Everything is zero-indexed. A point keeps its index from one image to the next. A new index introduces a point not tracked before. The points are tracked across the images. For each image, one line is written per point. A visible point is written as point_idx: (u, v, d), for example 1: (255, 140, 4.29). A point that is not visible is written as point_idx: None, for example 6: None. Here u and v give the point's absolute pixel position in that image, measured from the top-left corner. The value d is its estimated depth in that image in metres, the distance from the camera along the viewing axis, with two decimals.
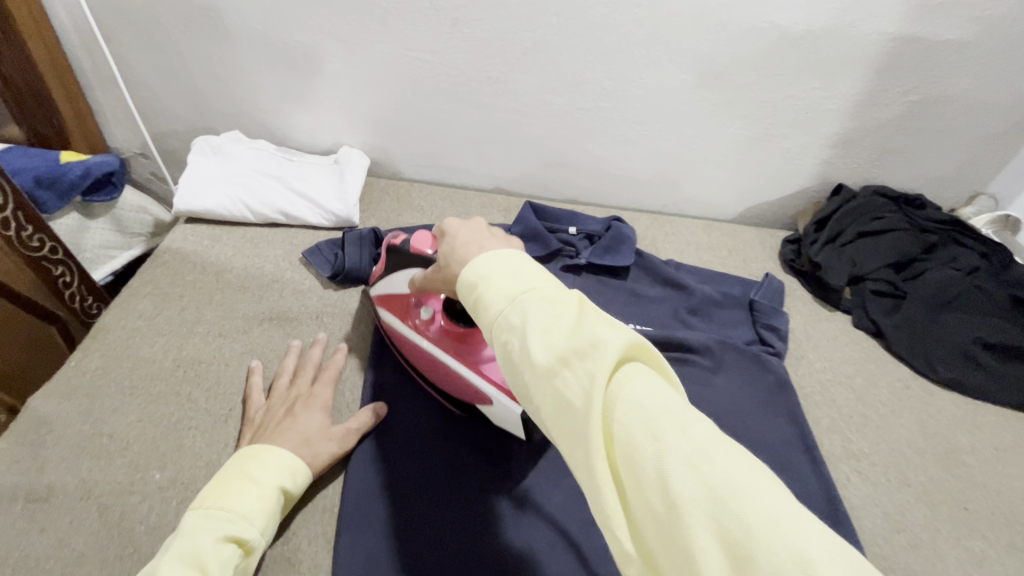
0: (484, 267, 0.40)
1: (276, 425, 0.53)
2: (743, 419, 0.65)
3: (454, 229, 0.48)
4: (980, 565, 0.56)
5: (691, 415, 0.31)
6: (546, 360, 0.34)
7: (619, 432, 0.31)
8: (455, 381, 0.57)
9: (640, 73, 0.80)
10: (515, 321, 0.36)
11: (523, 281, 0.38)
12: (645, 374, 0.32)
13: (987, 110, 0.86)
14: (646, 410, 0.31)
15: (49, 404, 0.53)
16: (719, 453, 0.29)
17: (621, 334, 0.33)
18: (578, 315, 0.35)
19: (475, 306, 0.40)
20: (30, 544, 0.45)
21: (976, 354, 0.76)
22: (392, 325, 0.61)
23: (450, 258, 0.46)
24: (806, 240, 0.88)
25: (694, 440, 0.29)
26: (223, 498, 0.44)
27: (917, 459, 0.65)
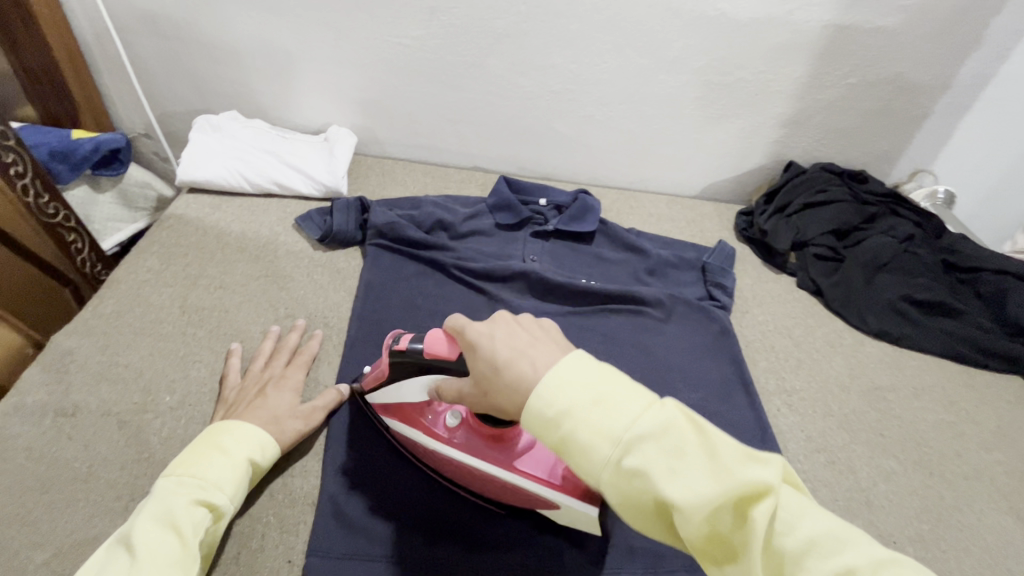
0: (558, 398, 0.38)
1: (248, 403, 0.55)
2: (688, 360, 0.74)
3: (486, 341, 0.44)
4: (888, 478, 0.65)
5: (845, 535, 0.34)
6: (703, 510, 0.35)
7: (795, 574, 0.33)
8: (508, 489, 0.53)
9: (602, 57, 0.88)
10: (638, 467, 0.36)
11: (627, 415, 0.37)
12: (798, 501, 0.36)
13: (919, 92, 0.95)
14: (814, 547, 0.34)
15: (71, 339, 0.60)
16: (891, 573, 0.32)
17: (769, 467, 0.35)
18: (713, 451, 0.36)
19: (561, 442, 0.38)
20: (59, 449, 0.52)
21: (903, 307, 0.84)
22: (410, 436, 0.55)
23: (497, 381, 0.42)
24: (756, 211, 0.97)
25: (872, 566, 0.33)
26: (195, 466, 0.46)
27: (842, 394, 0.73)
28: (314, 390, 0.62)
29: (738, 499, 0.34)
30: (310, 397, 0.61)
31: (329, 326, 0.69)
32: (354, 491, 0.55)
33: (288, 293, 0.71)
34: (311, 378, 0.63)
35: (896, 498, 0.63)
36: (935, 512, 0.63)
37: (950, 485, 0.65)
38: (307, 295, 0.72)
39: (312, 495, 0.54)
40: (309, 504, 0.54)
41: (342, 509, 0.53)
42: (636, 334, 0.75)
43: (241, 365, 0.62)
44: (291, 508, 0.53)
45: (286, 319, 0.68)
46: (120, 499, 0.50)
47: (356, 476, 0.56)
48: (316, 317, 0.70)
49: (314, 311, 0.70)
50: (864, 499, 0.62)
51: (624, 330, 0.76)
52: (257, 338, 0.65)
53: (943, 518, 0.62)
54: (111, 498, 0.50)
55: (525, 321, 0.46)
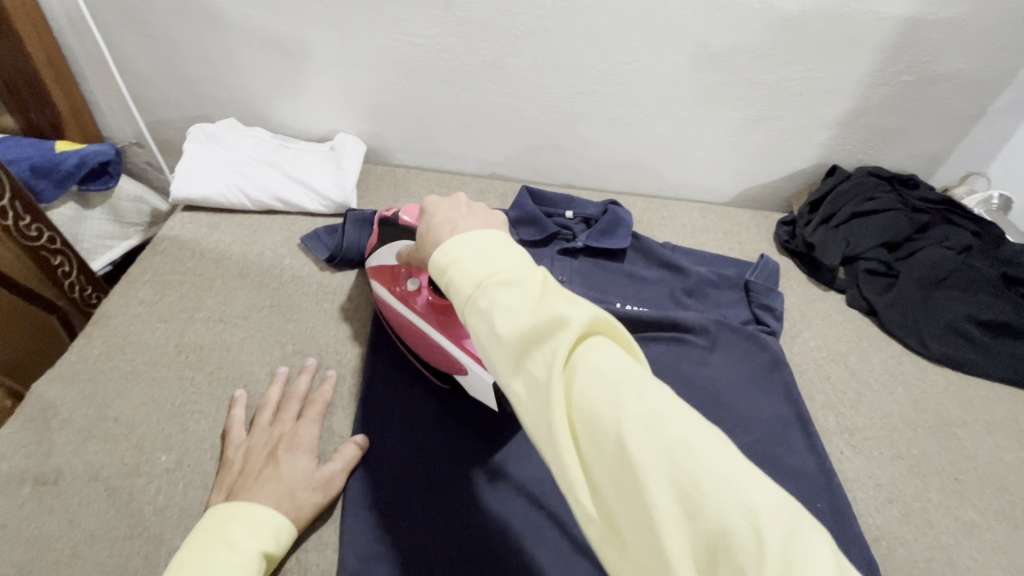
0: (454, 250, 0.41)
1: (257, 473, 0.48)
2: (739, 395, 0.66)
3: (431, 208, 0.48)
4: (970, 533, 0.58)
5: (647, 381, 0.33)
6: (513, 337, 0.35)
7: (580, 400, 0.32)
8: (434, 351, 0.57)
9: (635, 55, 0.80)
10: (482, 301, 0.37)
11: (488, 260, 0.39)
12: (606, 346, 0.34)
13: (979, 90, 0.86)
14: (606, 379, 0.32)
15: (54, 389, 0.54)
16: (672, 414, 0.31)
17: (583, 310, 0.35)
18: (544, 293, 0.36)
19: (445, 288, 0.41)
20: (40, 526, 0.45)
21: (968, 329, 0.77)
22: (382, 297, 0.62)
23: (428, 240, 0.46)
24: (800, 221, 0.89)
25: (650, 403, 0.31)
26: (199, 569, 0.39)
27: (909, 432, 0.66)
28: (328, 443, 0.55)
29: (546, 330, 0.34)
30: (325, 454, 0.54)
31: (342, 363, 0.62)
32: (377, 566, 0.48)
33: (296, 326, 0.64)
34: (325, 429, 0.56)
35: (981, 557, 0.56)
36: None
37: None
38: (316, 328, 0.64)
39: (330, 572, 0.48)
40: None
41: None
42: (680, 365, 0.68)
43: (245, 415, 0.55)
44: None
45: (294, 357, 0.61)
46: None
47: (378, 549, 0.49)
48: (327, 353, 0.63)
49: (325, 344, 0.63)
50: (947, 560, 0.56)
51: (667, 362, 0.68)
52: (263, 380, 0.59)
53: None
54: None
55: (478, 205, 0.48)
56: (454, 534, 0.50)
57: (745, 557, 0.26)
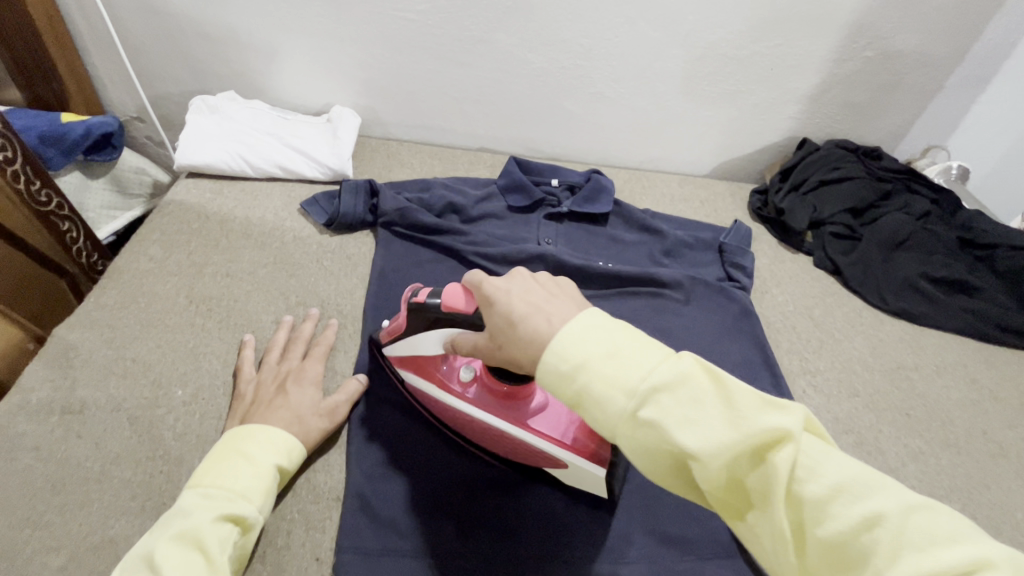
0: (581, 354, 0.37)
1: (269, 401, 0.52)
2: (711, 342, 0.72)
3: (503, 294, 0.42)
4: (916, 458, 0.64)
5: (882, 482, 0.32)
6: (722, 458, 0.34)
7: (822, 520, 0.32)
8: (516, 447, 0.52)
9: (615, 31, 0.84)
10: (651, 417, 0.35)
11: (635, 364, 0.36)
12: (826, 450, 0.34)
13: (936, 65, 0.93)
14: (844, 493, 0.32)
15: (73, 332, 0.58)
16: (928, 517, 0.30)
17: (790, 414, 0.34)
18: (730, 398, 0.35)
19: (577, 398, 0.37)
20: (68, 448, 0.49)
21: (923, 285, 0.83)
22: (424, 390, 0.55)
23: (511, 334, 0.41)
24: (771, 189, 0.95)
25: (904, 510, 0.31)
26: (221, 476, 0.44)
27: (865, 374, 0.72)
28: (332, 381, 0.60)
29: (759, 448, 0.33)
30: (328, 391, 0.59)
31: (343, 314, 0.67)
32: (380, 484, 0.53)
33: (298, 280, 0.69)
34: (329, 369, 0.61)
35: (924, 478, 0.63)
36: (964, 491, 0.62)
37: (977, 463, 0.65)
38: (317, 283, 0.69)
39: (337, 490, 0.52)
40: (334, 500, 0.52)
41: (369, 504, 0.51)
42: (656, 316, 0.74)
43: (254, 356, 0.60)
44: (315, 503, 0.51)
45: (297, 308, 0.66)
46: (136, 498, 0.48)
47: (382, 470, 0.54)
48: (329, 305, 0.67)
49: (325, 298, 0.68)
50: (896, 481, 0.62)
51: (645, 313, 0.74)
52: (269, 327, 0.63)
53: (973, 497, 0.62)
54: (127, 498, 0.48)
55: (545, 277, 0.44)
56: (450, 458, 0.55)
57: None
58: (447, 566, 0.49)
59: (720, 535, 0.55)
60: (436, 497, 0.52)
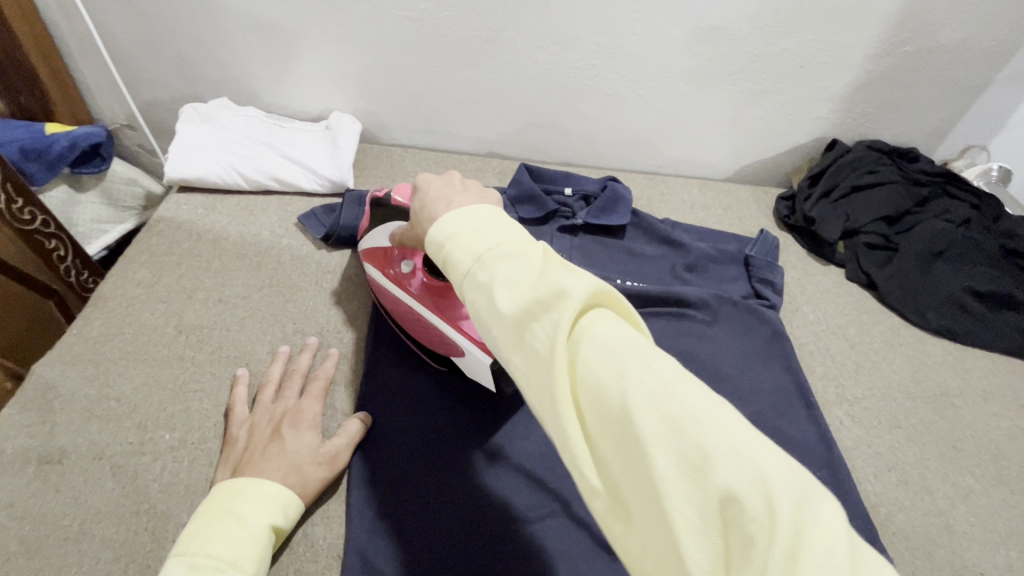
0: (453, 220, 0.39)
1: (263, 449, 0.48)
2: (739, 368, 0.67)
3: (425, 184, 0.47)
4: (966, 499, 0.59)
5: (650, 351, 0.31)
6: (514, 312, 0.33)
7: (582, 373, 0.31)
8: (430, 334, 0.56)
9: (633, 28, 0.78)
10: (483, 277, 0.35)
11: (489, 234, 0.38)
12: (610, 319, 0.32)
13: (980, 60, 0.86)
14: (608, 350, 0.31)
15: (54, 370, 0.53)
16: (678, 382, 0.29)
17: (589, 285, 0.33)
18: (546, 267, 0.35)
19: (443, 263, 0.39)
20: (46, 504, 0.45)
21: (968, 301, 0.77)
22: (376, 282, 0.61)
23: (421, 216, 0.45)
24: (799, 196, 0.89)
25: (655, 372, 0.29)
26: (209, 542, 0.39)
27: (908, 402, 0.67)
28: (332, 420, 0.55)
29: (546, 305, 0.33)
30: (328, 431, 0.54)
31: (343, 343, 0.62)
32: (383, 539, 0.48)
33: (296, 306, 0.64)
34: (328, 406, 0.56)
35: (977, 521, 0.57)
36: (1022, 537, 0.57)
37: None
38: (317, 307, 0.64)
39: (338, 546, 0.48)
40: (334, 558, 0.48)
41: (372, 563, 0.47)
42: (680, 339, 0.68)
43: (248, 393, 0.55)
44: (313, 562, 0.47)
45: (295, 337, 0.61)
46: (118, 560, 0.44)
47: (386, 524, 0.49)
48: (328, 332, 0.62)
49: (323, 325, 0.63)
50: (946, 527, 0.57)
51: (668, 336, 0.69)
52: (264, 358, 0.59)
53: None
54: (108, 560, 0.44)
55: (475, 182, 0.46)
56: (461, 508, 0.50)
57: (757, 529, 0.24)
58: None
59: None
60: (447, 556, 0.48)
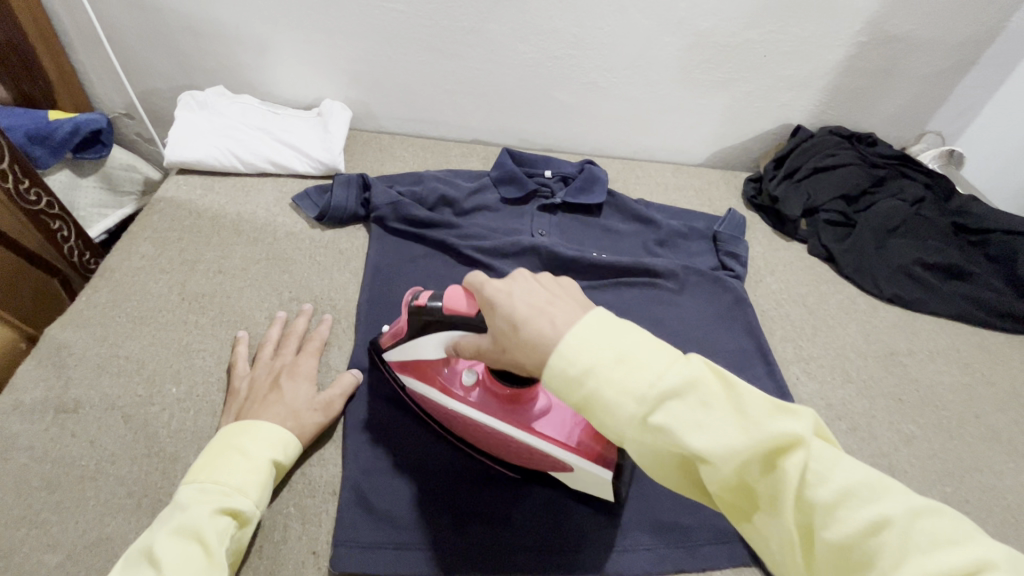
0: (589, 361, 0.37)
1: (263, 397, 0.52)
2: (706, 332, 0.72)
3: (503, 297, 0.42)
4: (908, 442, 0.65)
5: (889, 485, 0.32)
6: (728, 461, 0.34)
7: (829, 523, 0.32)
8: (527, 454, 0.51)
9: (607, 20, 0.83)
10: (668, 428, 0.35)
11: (652, 370, 0.36)
12: (836, 455, 0.33)
13: (929, 50, 0.92)
14: (853, 497, 0.32)
15: (66, 332, 0.57)
16: (932, 522, 0.30)
17: (801, 420, 0.34)
18: (741, 403, 0.35)
19: (584, 402, 0.37)
20: (64, 447, 0.50)
21: (916, 271, 0.83)
22: (425, 394, 0.54)
23: (514, 339, 0.41)
24: (765, 177, 0.95)
25: (914, 516, 0.31)
26: (217, 471, 0.44)
27: (859, 360, 0.73)
28: (326, 376, 0.60)
29: (769, 451, 0.34)
30: (322, 385, 0.59)
31: (336, 310, 0.66)
32: (375, 479, 0.53)
33: (291, 276, 0.68)
34: (323, 364, 0.61)
35: (917, 461, 0.63)
36: (956, 475, 0.63)
37: (969, 446, 0.65)
38: (311, 278, 0.69)
39: (333, 484, 0.53)
40: (330, 494, 0.52)
41: (365, 498, 0.51)
42: (651, 306, 0.74)
43: (248, 352, 0.60)
44: (310, 498, 0.52)
45: (291, 304, 0.66)
46: (132, 495, 0.48)
47: (378, 465, 0.54)
48: (322, 300, 0.67)
49: (318, 295, 0.67)
50: (888, 466, 0.62)
51: (640, 303, 0.74)
52: (263, 323, 0.63)
53: (965, 480, 0.62)
54: (123, 495, 0.48)
55: (546, 280, 0.44)
56: (446, 450, 0.56)
57: None
58: (443, 559, 0.49)
59: (713, 521, 0.56)
60: (432, 491, 0.53)
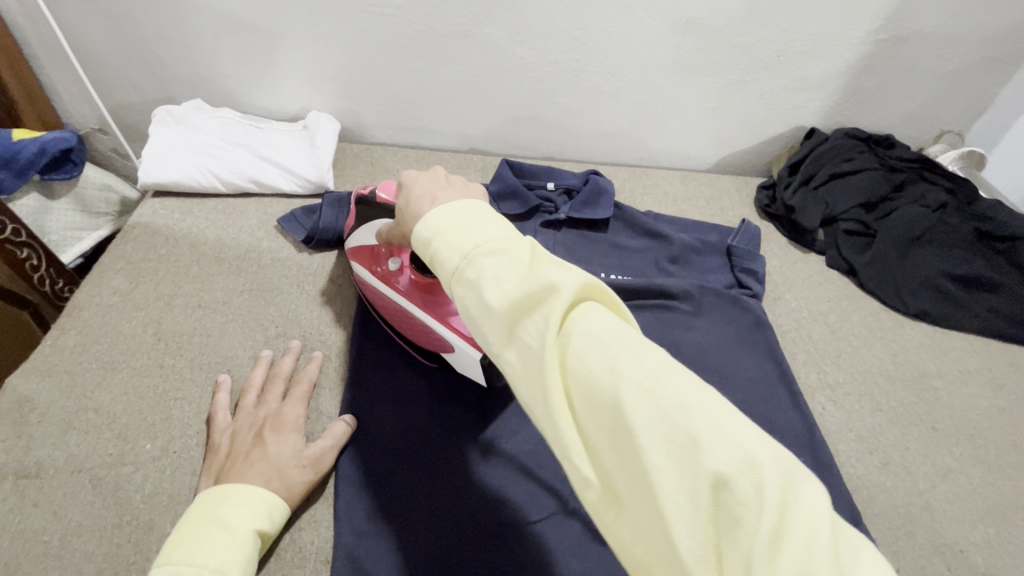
0: (439, 222, 0.38)
1: (245, 455, 0.47)
2: (723, 359, 0.68)
3: (409, 179, 0.46)
4: (945, 477, 0.60)
5: (641, 342, 0.31)
6: (505, 308, 0.33)
7: (574, 367, 0.31)
8: (423, 333, 0.56)
9: (611, 21, 0.78)
10: (472, 273, 0.35)
11: (476, 232, 0.37)
12: (599, 312, 0.32)
13: (952, 46, 0.87)
14: (601, 344, 0.31)
15: (29, 383, 0.52)
16: (662, 371, 0.29)
17: (579, 280, 0.33)
18: (534, 261, 0.35)
19: (431, 261, 0.39)
20: (25, 520, 0.45)
21: (945, 285, 0.78)
22: (361, 276, 0.61)
23: (405, 212, 0.44)
24: (779, 184, 0.89)
25: (647, 364, 0.30)
26: (194, 549, 0.39)
27: (888, 385, 0.68)
28: (316, 423, 0.55)
29: (537, 298, 0.32)
30: (312, 433, 0.54)
31: (327, 346, 0.61)
32: (371, 543, 0.48)
33: (278, 309, 0.63)
34: (312, 410, 0.56)
35: (956, 499, 0.59)
36: (998, 512, 0.58)
37: (1009, 479, 0.61)
38: (298, 311, 0.63)
39: (326, 550, 0.48)
40: (322, 562, 0.47)
41: (361, 567, 0.46)
42: (666, 331, 0.69)
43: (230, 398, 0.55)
44: (301, 567, 0.47)
45: (277, 340, 0.61)
46: (101, 574, 0.43)
47: (375, 527, 0.49)
48: (311, 335, 0.62)
49: (306, 331, 0.62)
50: (926, 505, 0.58)
51: (654, 328, 0.69)
52: (246, 363, 0.58)
53: (1008, 518, 0.58)
54: (90, 574, 0.43)
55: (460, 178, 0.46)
56: (448, 506, 0.50)
57: (739, 504, 0.25)
58: None
59: None
60: (435, 557, 0.48)
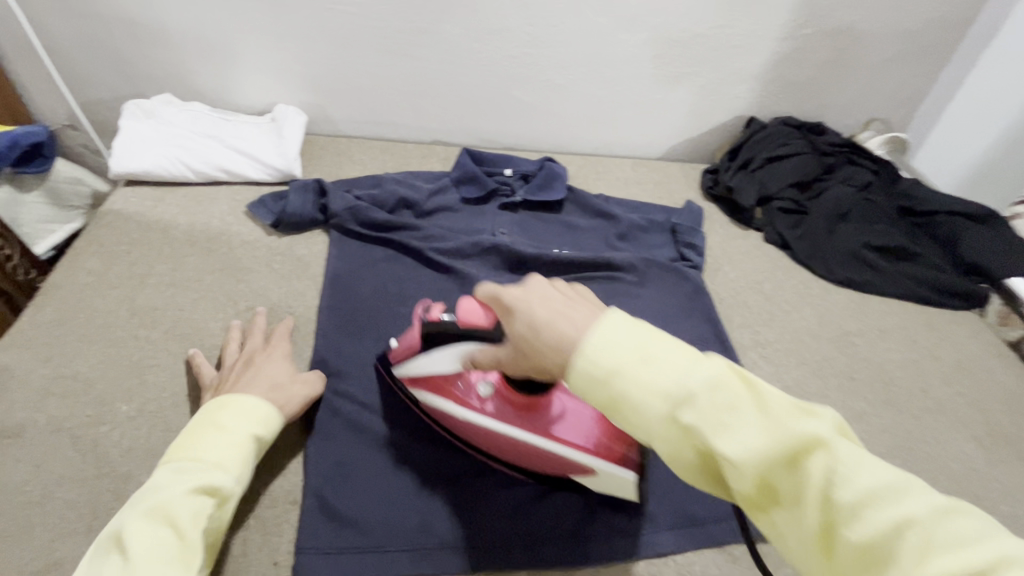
0: (610, 358, 0.36)
1: (240, 378, 0.52)
2: (665, 323, 0.74)
3: (522, 303, 0.41)
4: (859, 419, 0.68)
5: (916, 485, 0.30)
6: (752, 463, 0.32)
7: (850, 525, 0.29)
8: (542, 458, 0.52)
9: (558, 18, 0.84)
10: (687, 425, 0.34)
11: (672, 368, 0.35)
12: (860, 453, 0.31)
13: (872, 40, 0.95)
14: (879, 497, 0.29)
15: (8, 355, 0.56)
16: (956, 521, 0.28)
17: (826, 420, 0.33)
18: (763, 403, 0.33)
19: (609, 401, 0.36)
20: (8, 473, 0.48)
21: (866, 255, 0.86)
22: (442, 408, 0.54)
23: (533, 342, 0.39)
24: (721, 168, 0.97)
25: (939, 514, 0.28)
26: (195, 449, 0.44)
27: (813, 342, 0.75)
28: None
29: (792, 450, 0.32)
30: None
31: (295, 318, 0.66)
32: (336, 485, 0.53)
33: (247, 285, 0.67)
34: None
35: (867, 436, 0.66)
36: (904, 447, 0.66)
37: (915, 419, 0.69)
38: (267, 287, 0.68)
39: (294, 493, 0.53)
40: (291, 502, 0.53)
41: (328, 505, 0.52)
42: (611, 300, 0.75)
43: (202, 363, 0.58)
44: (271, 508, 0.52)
45: (247, 313, 0.65)
46: (82, 518, 0.47)
47: (339, 471, 0.54)
48: (280, 308, 0.66)
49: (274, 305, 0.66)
50: None
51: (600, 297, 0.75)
52: (217, 333, 0.62)
53: (911, 451, 0.65)
54: (72, 518, 0.46)
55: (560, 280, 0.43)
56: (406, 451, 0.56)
57: None
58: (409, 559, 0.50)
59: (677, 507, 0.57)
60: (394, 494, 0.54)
